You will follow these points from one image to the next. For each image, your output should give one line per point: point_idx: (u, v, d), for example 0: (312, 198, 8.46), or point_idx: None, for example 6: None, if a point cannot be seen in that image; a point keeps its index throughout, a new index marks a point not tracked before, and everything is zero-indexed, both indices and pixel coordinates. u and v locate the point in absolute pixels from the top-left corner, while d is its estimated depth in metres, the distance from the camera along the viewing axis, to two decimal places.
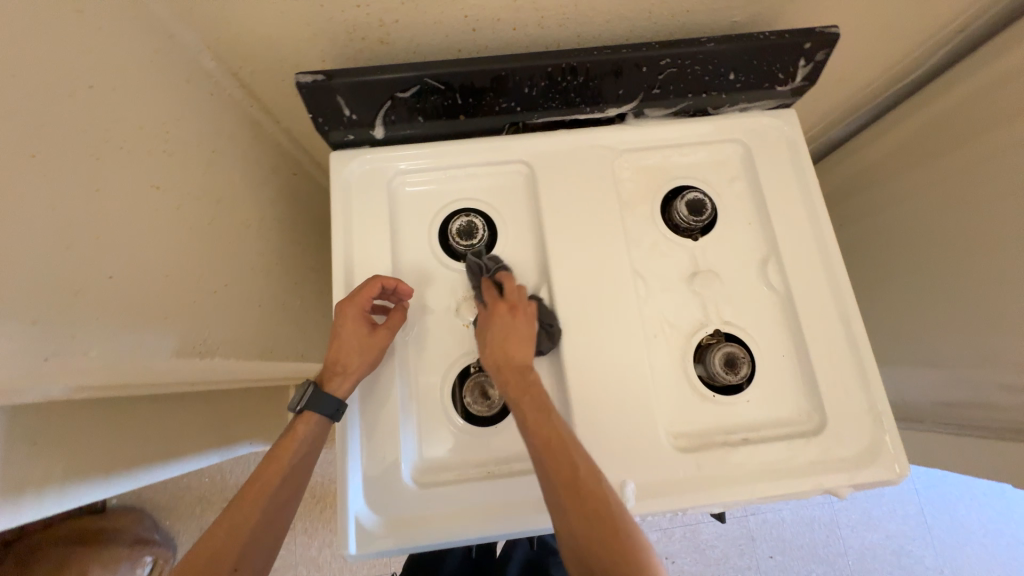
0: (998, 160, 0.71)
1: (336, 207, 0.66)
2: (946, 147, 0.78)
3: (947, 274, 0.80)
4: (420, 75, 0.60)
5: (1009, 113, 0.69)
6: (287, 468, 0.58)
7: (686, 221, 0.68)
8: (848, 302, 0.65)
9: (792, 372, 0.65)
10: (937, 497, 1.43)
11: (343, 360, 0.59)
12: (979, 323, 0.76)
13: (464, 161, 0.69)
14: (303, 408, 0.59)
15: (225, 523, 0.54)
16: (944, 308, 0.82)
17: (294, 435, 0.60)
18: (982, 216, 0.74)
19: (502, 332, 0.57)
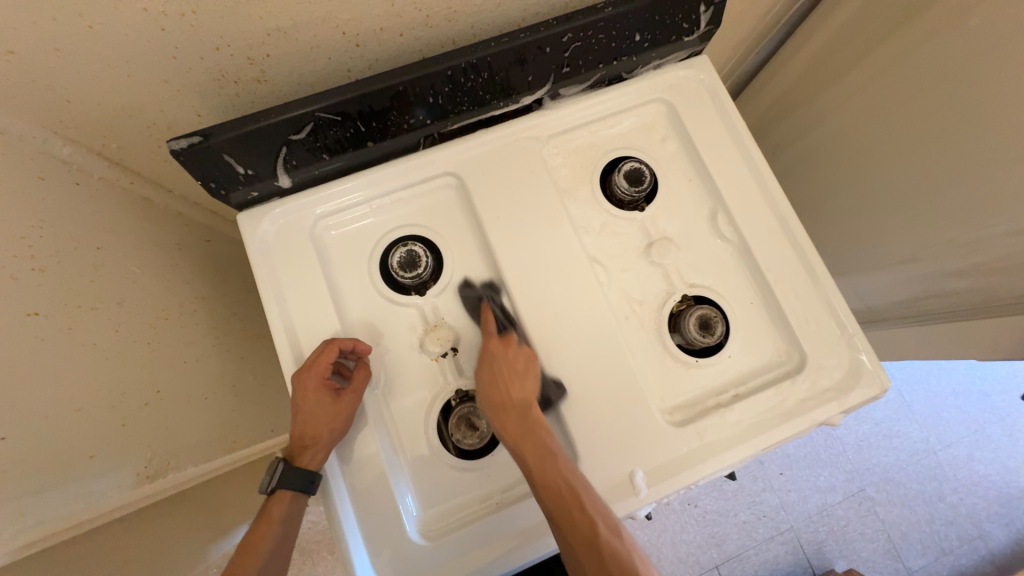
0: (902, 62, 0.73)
1: (259, 272, 0.59)
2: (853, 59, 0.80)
3: (878, 180, 0.83)
4: (311, 111, 0.54)
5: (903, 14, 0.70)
6: (266, 555, 0.54)
7: (628, 194, 0.66)
8: (800, 235, 0.65)
9: (763, 317, 0.65)
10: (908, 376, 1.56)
11: (310, 434, 0.55)
12: (917, 219, 0.79)
13: (386, 188, 0.63)
14: (275, 487, 0.55)
15: None
16: (883, 212, 0.85)
17: (269, 517, 0.55)
18: (898, 120, 0.77)
19: (496, 367, 0.57)
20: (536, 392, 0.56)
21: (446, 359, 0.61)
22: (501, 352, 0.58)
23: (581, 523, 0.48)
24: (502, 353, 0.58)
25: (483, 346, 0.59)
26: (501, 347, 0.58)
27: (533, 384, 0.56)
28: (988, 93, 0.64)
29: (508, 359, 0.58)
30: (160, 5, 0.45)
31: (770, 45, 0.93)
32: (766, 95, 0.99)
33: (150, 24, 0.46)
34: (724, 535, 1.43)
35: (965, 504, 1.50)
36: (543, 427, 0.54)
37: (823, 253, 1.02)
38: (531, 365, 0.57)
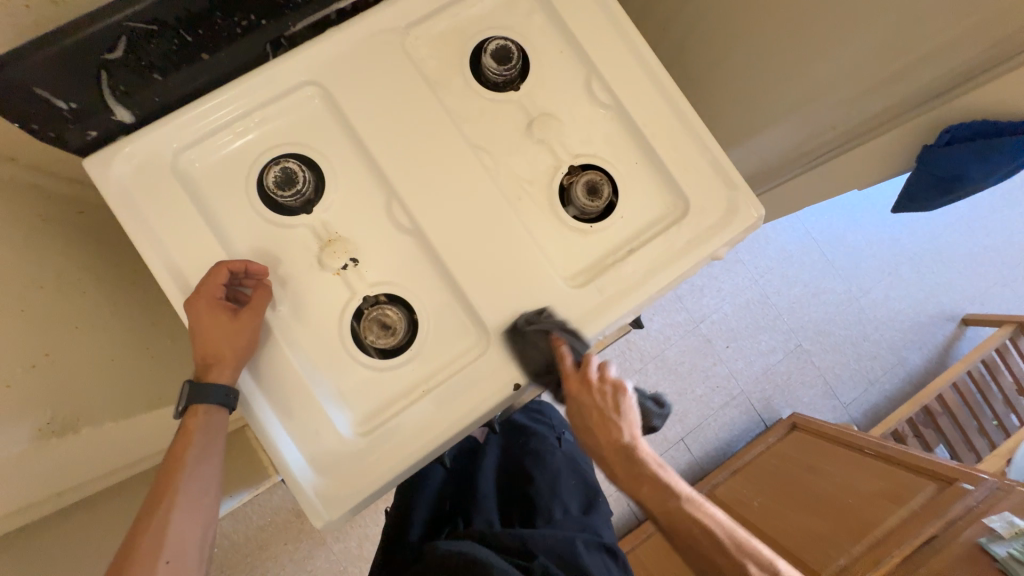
0: None
1: (125, 216, 0.56)
2: None
3: (752, 30, 0.85)
4: (117, 23, 0.49)
5: None
6: (190, 462, 0.56)
7: (500, 74, 0.65)
8: (669, 85, 0.67)
9: (649, 173, 0.67)
10: (827, 235, 1.68)
11: (213, 351, 0.55)
12: (788, 63, 0.82)
13: (243, 107, 0.60)
14: (188, 404, 0.56)
15: (145, 527, 0.53)
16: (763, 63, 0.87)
17: (188, 430, 0.57)
18: None
19: (594, 413, 0.59)
20: (631, 427, 0.61)
21: (349, 271, 0.61)
22: (583, 394, 0.59)
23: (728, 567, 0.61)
24: (600, 409, 0.59)
25: (563, 386, 0.59)
26: (601, 420, 0.59)
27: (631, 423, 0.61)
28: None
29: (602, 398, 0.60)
30: None
31: None
32: None
33: None
34: (685, 411, 1.56)
35: (885, 338, 1.69)
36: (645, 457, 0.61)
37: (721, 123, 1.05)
38: (620, 400, 0.61)
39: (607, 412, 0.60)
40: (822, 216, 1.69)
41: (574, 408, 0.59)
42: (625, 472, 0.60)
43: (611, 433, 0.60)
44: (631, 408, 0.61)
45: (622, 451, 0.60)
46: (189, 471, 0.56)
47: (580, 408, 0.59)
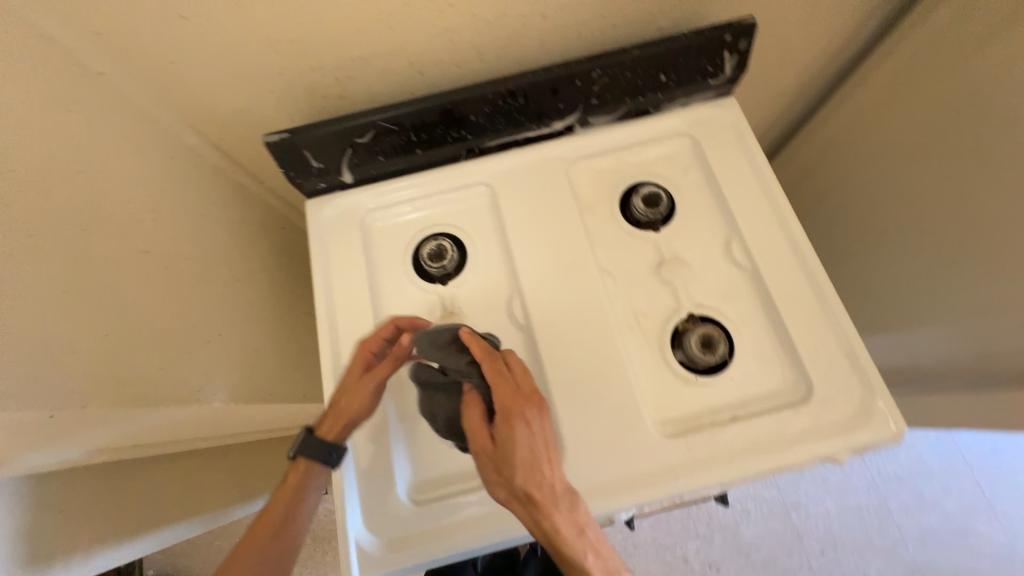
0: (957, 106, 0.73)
1: (315, 248, 0.71)
2: (900, 102, 0.81)
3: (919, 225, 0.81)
4: (373, 120, 0.65)
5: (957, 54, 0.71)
6: (284, 511, 0.64)
7: (645, 215, 0.71)
8: (814, 266, 0.65)
9: (773, 345, 0.64)
10: (994, 468, 1.34)
11: (337, 404, 0.61)
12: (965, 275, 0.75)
13: (427, 191, 0.74)
14: (296, 454, 0.62)
15: (235, 563, 0.61)
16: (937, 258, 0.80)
17: (288, 482, 0.65)
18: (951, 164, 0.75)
19: (531, 464, 0.50)
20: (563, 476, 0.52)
21: None
22: (516, 427, 0.51)
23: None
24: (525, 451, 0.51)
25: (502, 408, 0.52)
26: (532, 474, 0.50)
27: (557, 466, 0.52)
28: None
29: (537, 436, 0.51)
30: (279, 34, 0.59)
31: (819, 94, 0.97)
32: (812, 136, 1.01)
33: (270, 46, 0.61)
34: None
35: None
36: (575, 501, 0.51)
37: (865, 305, 0.98)
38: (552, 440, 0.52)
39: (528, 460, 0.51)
40: (988, 440, 1.37)
41: (505, 454, 0.50)
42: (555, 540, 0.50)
43: (542, 478, 0.50)
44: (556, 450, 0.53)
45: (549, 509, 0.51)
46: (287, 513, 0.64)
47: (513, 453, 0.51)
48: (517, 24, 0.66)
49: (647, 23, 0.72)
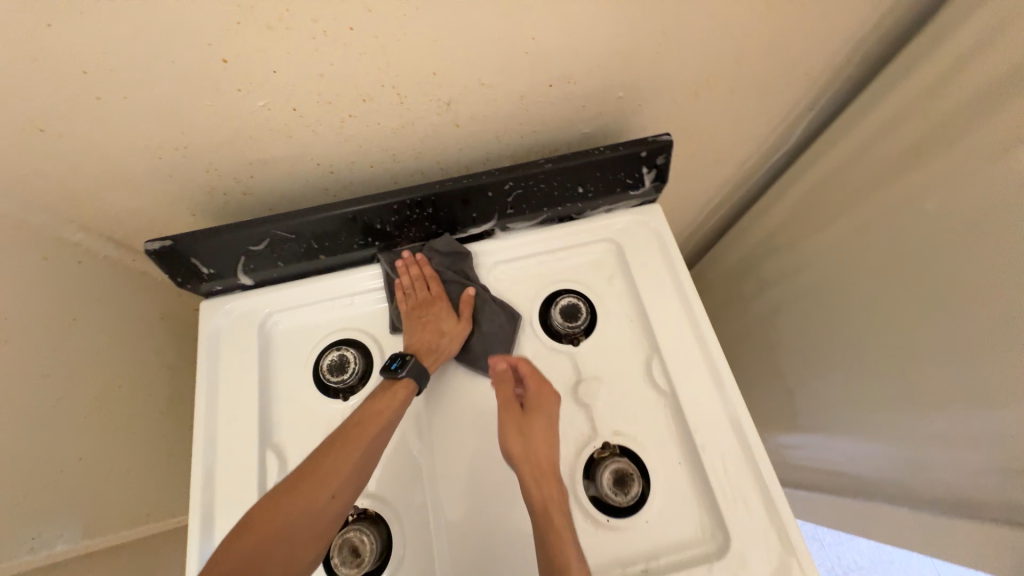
0: (887, 216, 0.74)
1: (203, 357, 0.65)
2: (837, 203, 0.82)
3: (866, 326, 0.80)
4: (266, 229, 0.61)
5: (887, 168, 0.72)
6: (377, 430, 0.58)
7: (563, 328, 0.68)
8: (734, 396, 0.61)
9: (690, 482, 0.60)
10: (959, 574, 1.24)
11: (431, 330, 0.64)
12: (921, 391, 0.72)
13: (334, 293, 0.69)
14: (403, 376, 0.61)
15: (329, 455, 0.56)
16: (884, 365, 0.78)
17: (393, 397, 0.60)
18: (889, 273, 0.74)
19: (550, 425, 0.60)
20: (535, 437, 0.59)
21: None
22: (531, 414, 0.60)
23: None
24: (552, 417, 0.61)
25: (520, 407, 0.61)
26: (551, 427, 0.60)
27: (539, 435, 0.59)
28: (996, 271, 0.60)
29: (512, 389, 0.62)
30: (160, 144, 0.55)
31: (764, 177, 1.00)
32: (761, 219, 1.02)
33: (150, 153, 0.56)
34: None
35: None
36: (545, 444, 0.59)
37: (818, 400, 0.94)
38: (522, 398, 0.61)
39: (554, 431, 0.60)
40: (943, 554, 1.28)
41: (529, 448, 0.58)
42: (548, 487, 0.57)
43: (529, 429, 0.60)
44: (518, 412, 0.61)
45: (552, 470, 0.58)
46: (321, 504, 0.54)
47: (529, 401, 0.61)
48: (428, 131, 0.64)
49: (567, 130, 0.70)
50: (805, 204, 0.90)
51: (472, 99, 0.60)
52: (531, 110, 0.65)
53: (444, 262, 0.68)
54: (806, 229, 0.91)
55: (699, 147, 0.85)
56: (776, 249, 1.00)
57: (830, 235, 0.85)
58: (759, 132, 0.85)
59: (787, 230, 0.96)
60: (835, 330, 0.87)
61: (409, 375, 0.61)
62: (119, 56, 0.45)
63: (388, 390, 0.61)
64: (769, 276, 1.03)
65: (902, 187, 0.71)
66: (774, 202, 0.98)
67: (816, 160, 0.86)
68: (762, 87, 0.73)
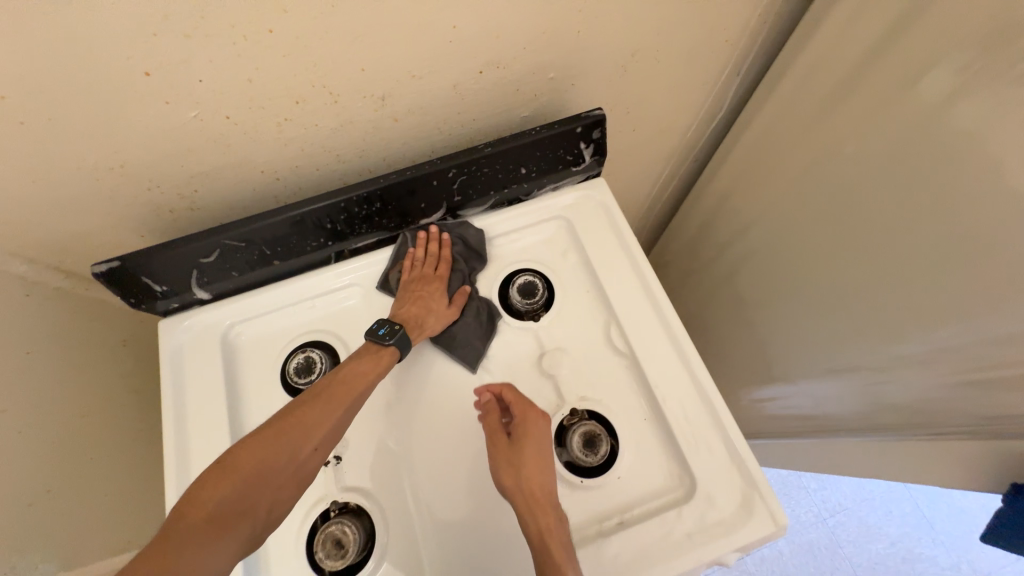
0: (817, 166, 0.78)
1: (166, 375, 0.65)
2: (773, 161, 0.87)
3: (817, 273, 0.85)
4: (215, 240, 0.61)
5: (811, 121, 0.77)
6: (359, 389, 0.59)
7: (522, 305, 0.70)
8: (688, 349, 0.65)
9: (656, 435, 0.63)
10: (933, 501, 1.32)
11: (424, 306, 0.66)
12: (872, 326, 0.77)
13: (294, 297, 0.70)
14: (390, 343, 0.62)
15: (312, 410, 0.56)
16: (835, 307, 0.83)
17: (377, 359, 0.61)
18: (828, 219, 0.79)
19: (539, 450, 0.58)
20: (527, 458, 0.58)
21: (330, 468, 0.62)
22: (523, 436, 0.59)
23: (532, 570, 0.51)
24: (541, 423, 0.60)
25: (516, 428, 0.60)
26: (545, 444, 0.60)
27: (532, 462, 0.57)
28: (918, 206, 0.65)
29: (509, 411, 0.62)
30: (97, 164, 0.55)
31: (707, 145, 1.04)
32: (710, 186, 1.07)
33: (86, 174, 0.56)
34: None
35: None
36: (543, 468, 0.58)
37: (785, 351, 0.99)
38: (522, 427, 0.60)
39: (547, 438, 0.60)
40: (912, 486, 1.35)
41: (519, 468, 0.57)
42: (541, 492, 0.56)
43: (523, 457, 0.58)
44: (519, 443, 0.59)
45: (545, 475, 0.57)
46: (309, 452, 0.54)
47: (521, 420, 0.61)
48: (368, 128, 0.65)
49: (506, 115, 0.73)
50: (745, 165, 0.94)
51: (407, 91, 0.62)
52: (468, 98, 0.66)
53: (459, 249, 0.70)
54: (749, 189, 0.95)
55: (640, 121, 0.88)
56: (727, 212, 1.04)
57: (770, 191, 0.90)
58: (694, 101, 0.89)
59: (734, 192, 1.00)
60: (789, 281, 0.92)
61: (396, 343, 0.62)
62: (39, 75, 0.45)
63: (375, 352, 0.62)
64: (724, 239, 1.08)
65: (827, 137, 0.75)
66: (718, 168, 1.03)
67: (749, 123, 0.90)
68: (688, 56, 0.76)
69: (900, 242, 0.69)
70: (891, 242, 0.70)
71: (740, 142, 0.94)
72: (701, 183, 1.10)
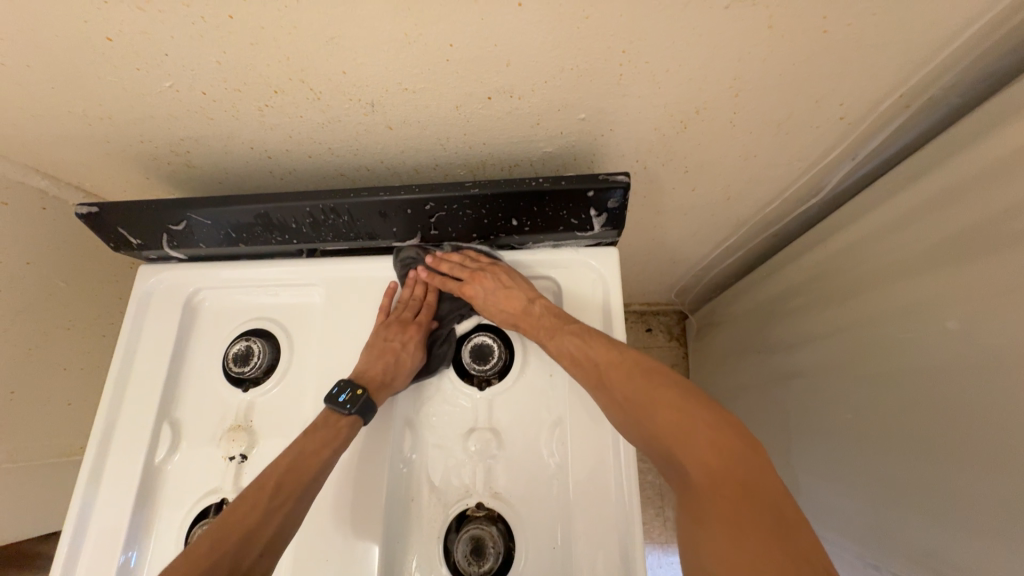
0: (911, 316, 0.57)
1: (128, 318, 0.67)
2: (861, 281, 0.66)
3: (863, 437, 0.65)
4: (183, 212, 0.60)
5: (925, 257, 0.56)
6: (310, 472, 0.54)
7: (470, 367, 0.62)
8: (629, 492, 0.54)
9: (557, 571, 0.54)
10: None
11: (393, 360, 0.61)
12: (909, 541, 0.58)
13: (258, 280, 0.68)
14: (350, 411, 0.57)
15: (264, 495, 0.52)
16: (872, 489, 0.64)
17: (338, 432, 0.56)
18: (899, 384, 0.59)
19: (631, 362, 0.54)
20: (502, 300, 0.61)
21: (234, 463, 0.62)
22: (486, 279, 0.62)
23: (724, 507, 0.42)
24: (676, 399, 0.49)
25: (476, 282, 0.63)
26: (492, 266, 0.63)
27: (500, 293, 0.61)
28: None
29: (463, 269, 0.64)
30: (84, 111, 0.55)
31: (791, 226, 0.82)
32: (779, 274, 0.86)
33: (77, 118, 0.56)
34: None
35: None
36: (522, 289, 0.61)
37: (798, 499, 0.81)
38: (494, 273, 0.62)
39: (711, 425, 0.46)
40: None
41: (490, 302, 0.61)
42: (713, 492, 0.43)
43: (530, 316, 0.60)
44: (484, 288, 0.62)
45: (748, 473, 0.43)
46: (263, 522, 0.51)
47: (447, 268, 0.64)
48: (358, 132, 0.58)
49: (523, 147, 0.61)
50: (825, 271, 0.73)
51: (398, 104, 0.53)
52: (473, 122, 0.56)
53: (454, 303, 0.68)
54: (821, 301, 0.75)
55: (702, 183, 0.71)
56: (789, 312, 0.84)
57: (844, 316, 0.69)
58: (782, 175, 0.69)
59: (803, 294, 0.79)
60: (829, 429, 0.73)
61: (357, 412, 0.57)
62: (9, 23, 0.43)
63: (332, 419, 0.57)
64: (775, 340, 0.88)
65: (938, 286, 0.54)
66: (794, 259, 0.82)
67: (846, 222, 0.68)
68: (780, 125, 0.58)
69: (982, 468, 0.49)
70: (969, 459, 0.50)
71: (828, 241, 0.72)
72: (771, 266, 0.89)
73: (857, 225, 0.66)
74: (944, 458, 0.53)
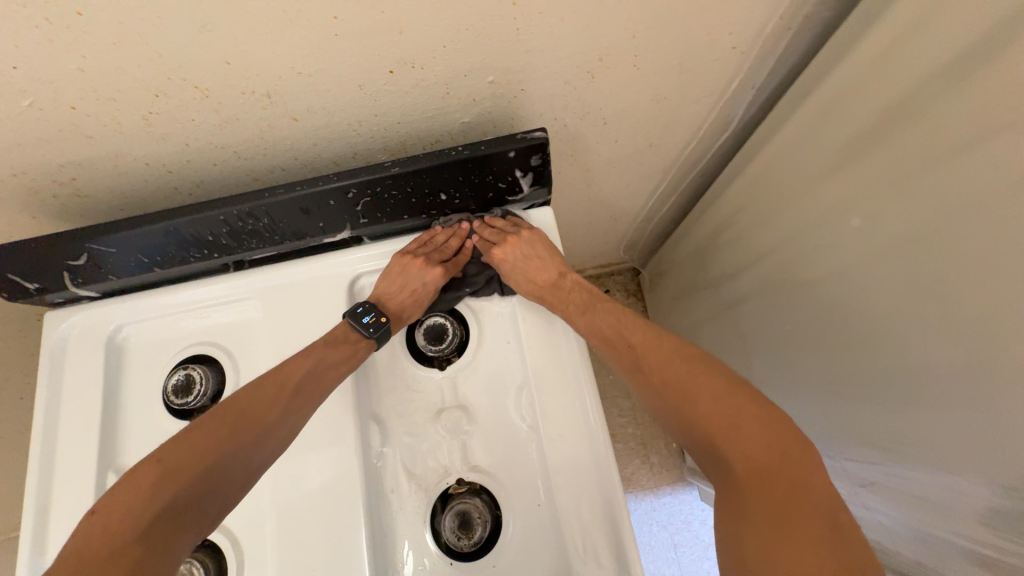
0: (824, 223, 0.62)
1: (42, 373, 0.61)
2: (778, 202, 0.70)
3: (804, 343, 0.71)
4: (81, 245, 0.56)
5: (826, 168, 0.60)
6: (318, 387, 0.55)
7: (427, 350, 0.61)
8: (600, 437, 0.56)
9: (547, 526, 0.55)
10: None
11: (413, 303, 0.63)
12: (855, 426, 0.64)
13: (185, 305, 0.63)
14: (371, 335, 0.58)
15: (277, 393, 0.54)
16: (820, 387, 0.70)
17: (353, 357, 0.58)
18: (824, 289, 0.64)
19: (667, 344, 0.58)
20: (537, 269, 0.63)
21: None
22: (527, 245, 0.63)
23: (769, 500, 0.43)
24: (720, 388, 0.51)
25: (514, 245, 0.63)
26: (530, 232, 0.64)
27: (535, 263, 0.63)
28: (929, 307, 0.50)
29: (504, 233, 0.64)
30: None
31: (712, 164, 0.86)
32: (709, 212, 0.90)
33: None
34: None
35: None
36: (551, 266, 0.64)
37: None
38: (534, 243, 0.63)
39: (757, 416, 0.48)
40: None
41: (525, 270, 0.63)
42: (758, 486, 0.44)
43: (555, 291, 0.64)
44: (519, 258, 0.63)
45: (796, 465, 0.44)
46: (279, 420, 0.53)
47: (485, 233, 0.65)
48: (260, 128, 0.54)
49: (439, 121, 0.60)
50: (747, 199, 0.78)
51: (296, 91, 0.50)
52: (382, 101, 0.54)
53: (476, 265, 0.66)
54: (749, 229, 0.79)
55: (622, 133, 0.73)
56: (724, 246, 0.88)
57: (770, 237, 0.74)
58: (694, 114, 0.72)
59: (733, 225, 0.84)
60: (775, 344, 0.78)
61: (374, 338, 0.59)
62: None
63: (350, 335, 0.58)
64: (717, 274, 0.93)
65: (841, 192, 0.59)
66: (719, 194, 0.86)
67: (757, 150, 0.73)
68: (681, 64, 0.60)
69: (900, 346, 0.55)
70: (890, 341, 0.56)
71: (745, 171, 0.77)
72: (701, 206, 0.94)
73: (766, 150, 0.70)
74: (871, 344, 0.59)
